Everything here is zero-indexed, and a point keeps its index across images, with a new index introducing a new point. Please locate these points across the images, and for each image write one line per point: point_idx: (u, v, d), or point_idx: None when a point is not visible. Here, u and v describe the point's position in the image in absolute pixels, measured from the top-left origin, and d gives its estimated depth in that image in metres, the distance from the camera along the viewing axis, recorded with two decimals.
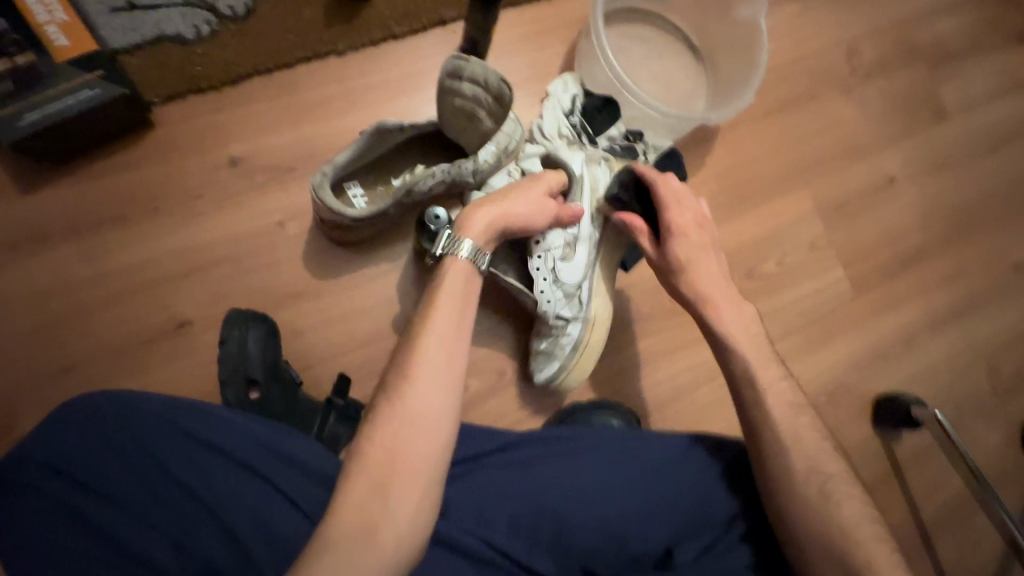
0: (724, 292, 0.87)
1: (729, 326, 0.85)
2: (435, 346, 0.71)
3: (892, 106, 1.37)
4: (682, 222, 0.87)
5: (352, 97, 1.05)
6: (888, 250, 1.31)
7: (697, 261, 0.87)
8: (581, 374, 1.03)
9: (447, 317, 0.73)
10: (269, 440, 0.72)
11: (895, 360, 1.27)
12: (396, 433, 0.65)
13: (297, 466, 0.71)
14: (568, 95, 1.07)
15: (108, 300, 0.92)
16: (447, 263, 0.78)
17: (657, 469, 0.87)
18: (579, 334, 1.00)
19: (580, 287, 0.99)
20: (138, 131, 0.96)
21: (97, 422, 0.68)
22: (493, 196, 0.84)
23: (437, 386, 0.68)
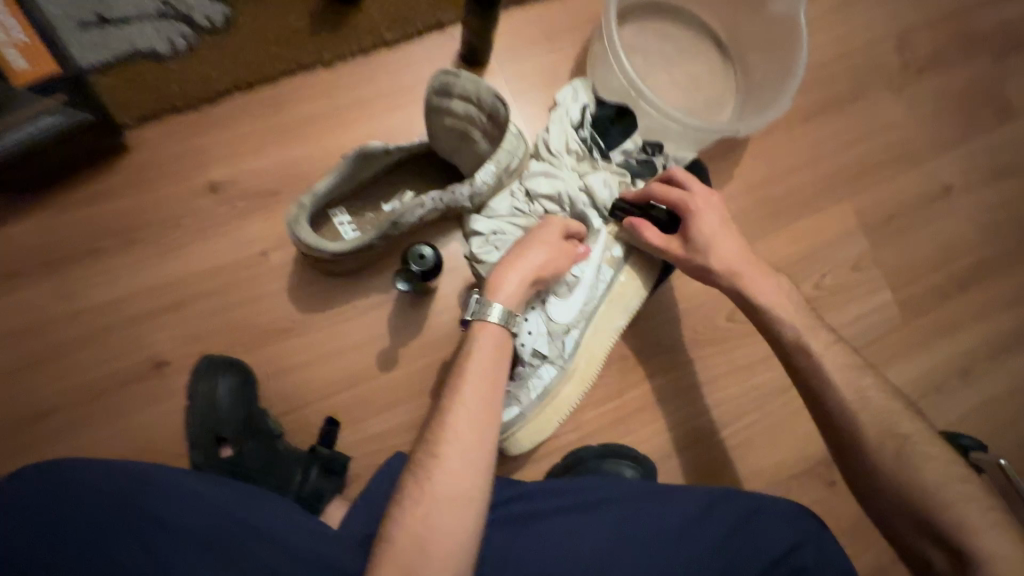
0: (752, 263, 0.83)
1: (769, 297, 0.80)
2: (467, 416, 0.66)
3: (948, 103, 1.21)
4: (694, 195, 0.84)
5: (340, 112, 0.96)
6: (943, 269, 1.16)
7: (720, 234, 0.83)
8: (530, 440, 0.92)
9: (478, 387, 0.68)
10: (233, 507, 0.68)
11: (951, 393, 1.12)
12: (439, 471, 0.63)
13: (261, 535, 0.67)
14: (577, 106, 0.98)
15: (82, 339, 0.86)
16: (476, 329, 0.72)
17: (679, 526, 0.77)
18: (549, 382, 0.90)
19: (569, 330, 0.90)
20: (111, 155, 0.89)
21: (50, 491, 0.65)
22: (524, 269, 0.75)
23: (476, 428, 0.66)
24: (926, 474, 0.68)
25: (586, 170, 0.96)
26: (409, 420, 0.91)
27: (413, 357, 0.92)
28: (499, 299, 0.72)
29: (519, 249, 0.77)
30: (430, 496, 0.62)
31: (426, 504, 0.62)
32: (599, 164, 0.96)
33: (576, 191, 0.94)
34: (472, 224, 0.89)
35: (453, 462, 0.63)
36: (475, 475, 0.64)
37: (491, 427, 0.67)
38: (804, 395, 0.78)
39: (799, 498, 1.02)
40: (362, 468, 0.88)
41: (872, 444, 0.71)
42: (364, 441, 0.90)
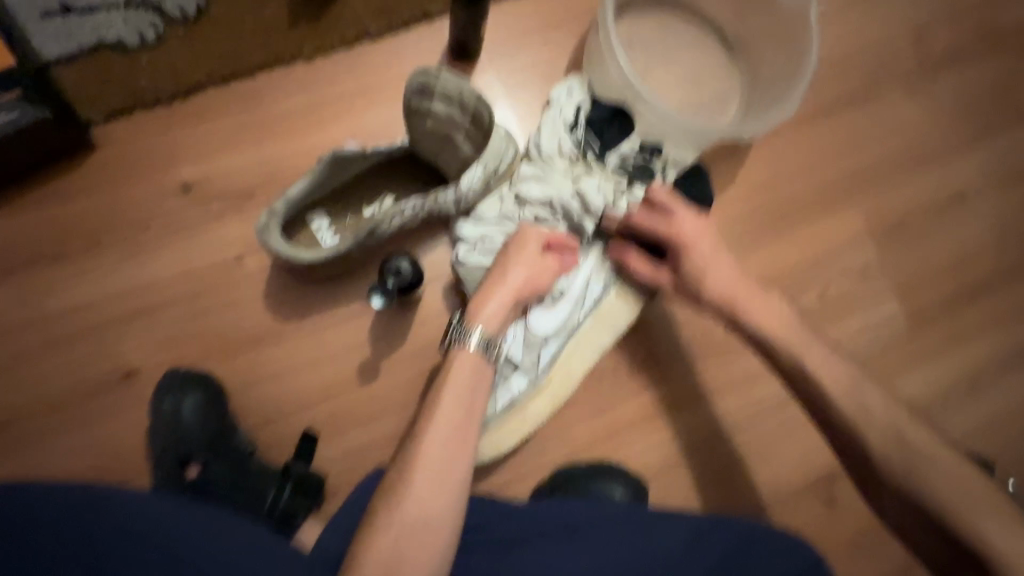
0: (746, 288, 0.79)
1: (764, 325, 0.77)
2: (439, 447, 0.63)
3: (965, 104, 1.15)
4: (686, 228, 0.80)
5: (321, 109, 0.90)
6: (954, 278, 1.10)
7: (710, 263, 0.79)
8: (493, 448, 0.87)
9: (453, 418, 0.65)
10: (199, 534, 0.64)
11: (959, 409, 1.07)
12: (409, 495, 0.60)
13: (226, 566, 0.62)
14: (570, 106, 0.93)
15: (47, 346, 0.82)
16: (453, 355, 0.70)
17: (667, 558, 0.73)
18: (519, 392, 0.87)
19: (547, 342, 0.88)
20: (79, 152, 0.85)
21: (7, 517, 0.62)
22: (504, 290, 0.74)
23: (456, 451, 0.63)
24: (936, 475, 0.61)
25: (581, 174, 0.91)
26: (390, 434, 0.87)
27: (395, 368, 0.88)
28: (480, 324, 0.72)
29: (498, 271, 0.76)
30: (399, 528, 0.58)
31: (389, 541, 0.57)
32: (594, 168, 0.91)
33: (569, 197, 0.89)
34: (460, 230, 0.88)
35: (422, 496, 0.60)
36: (444, 510, 0.60)
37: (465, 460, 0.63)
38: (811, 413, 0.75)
39: (795, 517, 0.98)
40: (339, 484, 0.85)
41: (874, 446, 0.66)
42: (342, 456, 0.86)
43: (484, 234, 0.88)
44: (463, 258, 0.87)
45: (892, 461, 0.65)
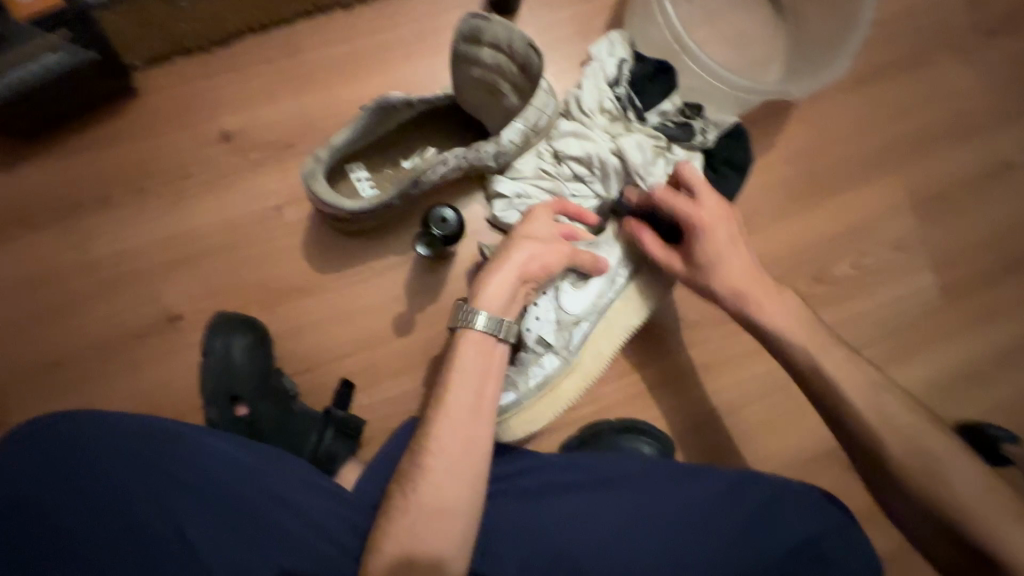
0: (761, 286, 0.76)
1: (773, 323, 0.75)
2: (452, 426, 0.65)
3: (1018, 71, 1.11)
4: (706, 214, 0.75)
5: (359, 60, 0.89)
6: (994, 250, 1.07)
7: (726, 255, 0.75)
8: (523, 427, 0.85)
9: (464, 399, 0.66)
10: (254, 472, 0.67)
11: (992, 384, 1.05)
12: (424, 474, 0.63)
13: (285, 501, 0.67)
14: (612, 61, 0.90)
15: (92, 290, 0.84)
16: (460, 335, 0.69)
17: (698, 510, 0.75)
18: (551, 373, 0.85)
19: (580, 322, 0.85)
20: (119, 97, 0.86)
21: (69, 454, 0.63)
22: (507, 267, 0.71)
23: (467, 429, 0.65)
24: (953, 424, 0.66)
25: (620, 131, 0.90)
26: (424, 386, 0.89)
27: (430, 321, 0.89)
28: (484, 304, 0.69)
29: (502, 250, 0.73)
30: (415, 512, 0.62)
31: (410, 519, 0.62)
32: (634, 126, 0.90)
33: (607, 154, 0.88)
34: (496, 186, 0.88)
35: (435, 478, 0.63)
36: (463, 490, 0.63)
37: (478, 440, 0.65)
38: (827, 421, 0.73)
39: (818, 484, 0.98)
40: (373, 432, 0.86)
41: (897, 459, 0.67)
42: (377, 406, 0.88)
43: (521, 190, 0.88)
44: (500, 214, 0.88)
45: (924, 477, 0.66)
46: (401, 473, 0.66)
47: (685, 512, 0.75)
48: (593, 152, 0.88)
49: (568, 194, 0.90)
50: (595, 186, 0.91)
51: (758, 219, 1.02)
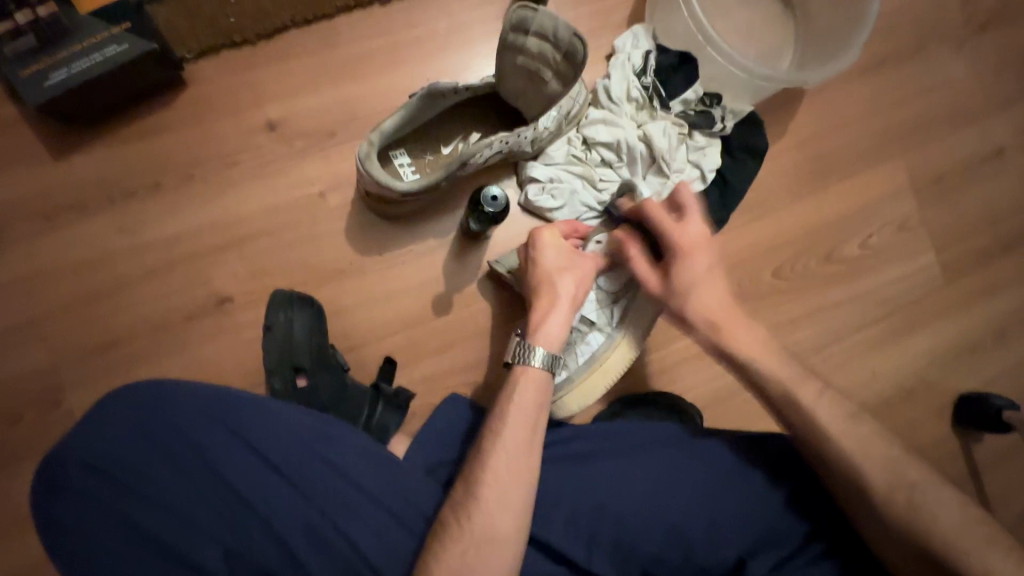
0: (733, 316, 0.75)
1: (744, 347, 0.72)
2: (519, 426, 0.67)
3: (1006, 63, 1.19)
4: (689, 240, 0.76)
5: (397, 53, 0.94)
6: (987, 231, 1.14)
7: (702, 280, 0.75)
8: (579, 402, 0.88)
9: (528, 401, 0.69)
10: (317, 442, 0.66)
11: (990, 355, 1.10)
12: (478, 502, 0.63)
13: (346, 473, 0.66)
14: (637, 53, 0.97)
15: (143, 273, 0.87)
16: (519, 370, 0.71)
17: (740, 473, 0.74)
18: (597, 348, 0.90)
19: (617, 299, 0.91)
20: (171, 88, 0.89)
21: (141, 414, 0.64)
22: (560, 305, 0.75)
23: (525, 453, 0.66)
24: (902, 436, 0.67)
25: (645, 119, 0.95)
26: (463, 364, 0.91)
27: (468, 301, 0.92)
28: (542, 342, 0.73)
29: (545, 289, 0.76)
30: (470, 539, 0.61)
31: (485, 508, 0.62)
32: (658, 114, 0.95)
33: (634, 140, 0.94)
34: (530, 170, 0.92)
35: (504, 476, 0.64)
36: (518, 519, 0.63)
37: (540, 447, 0.68)
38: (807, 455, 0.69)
39: None
40: (415, 409, 0.89)
41: (874, 480, 0.64)
42: (419, 381, 0.90)
43: (553, 175, 0.93)
44: (533, 198, 0.92)
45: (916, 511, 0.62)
46: (454, 500, 0.65)
47: (728, 474, 0.74)
48: (622, 139, 0.93)
49: (597, 179, 0.94)
50: (622, 171, 0.95)
51: (772, 201, 1.07)
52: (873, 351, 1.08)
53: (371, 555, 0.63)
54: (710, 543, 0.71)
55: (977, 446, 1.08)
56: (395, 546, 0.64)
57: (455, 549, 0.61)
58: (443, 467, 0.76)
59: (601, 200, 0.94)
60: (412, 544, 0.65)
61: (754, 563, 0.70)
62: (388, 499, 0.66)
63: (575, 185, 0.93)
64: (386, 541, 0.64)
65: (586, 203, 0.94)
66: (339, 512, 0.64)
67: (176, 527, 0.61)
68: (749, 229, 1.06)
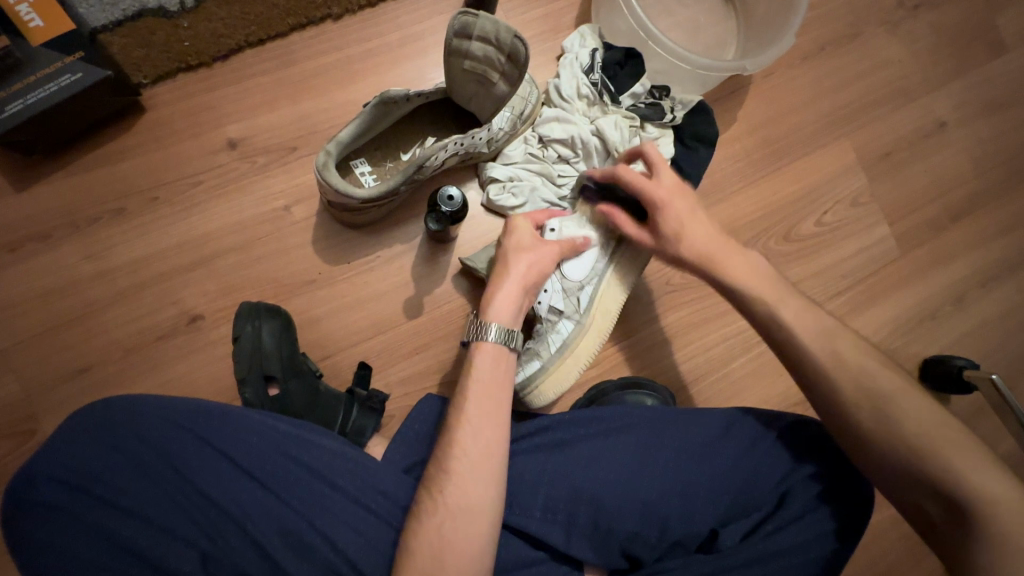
0: (721, 246, 0.77)
1: (728, 269, 0.75)
2: (480, 399, 0.69)
3: (942, 41, 1.24)
4: (665, 192, 0.77)
5: (353, 66, 0.96)
6: (936, 201, 1.18)
7: (686, 222, 0.77)
8: (554, 390, 0.91)
9: (486, 376, 0.71)
10: (292, 447, 0.67)
11: (950, 319, 1.14)
12: (447, 475, 0.64)
13: (321, 475, 0.67)
14: (585, 52, 1.00)
15: (113, 297, 0.88)
16: (475, 347, 0.73)
17: (710, 445, 0.76)
18: (568, 336, 0.92)
19: (583, 287, 0.93)
20: (128, 115, 0.92)
21: (114, 428, 0.65)
22: (510, 281, 0.77)
23: (487, 427, 0.67)
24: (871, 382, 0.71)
25: (597, 114, 0.99)
26: (437, 362, 0.92)
27: (438, 301, 0.94)
28: (495, 318, 0.74)
29: (499, 269, 0.79)
30: (442, 513, 0.63)
31: (455, 480, 0.64)
32: (609, 109, 0.98)
33: (588, 135, 0.96)
34: (490, 171, 0.95)
35: (467, 446, 0.66)
36: (485, 491, 0.64)
37: (505, 420, 0.69)
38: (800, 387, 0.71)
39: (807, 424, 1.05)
40: (393, 411, 0.90)
41: (844, 391, 0.67)
42: (396, 384, 0.91)
43: (513, 174, 0.95)
44: (494, 197, 0.95)
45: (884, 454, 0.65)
46: (427, 479, 0.66)
47: (699, 450, 0.76)
48: (576, 135, 0.96)
49: (557, 175, 0.98)
50: (579, 166, 0.98)
51: (729, 186, 1.11)
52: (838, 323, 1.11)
53: (351, 549, 0.64)
54: (686, 518, 0.73)
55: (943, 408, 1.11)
56: (372, 540, 0.65)
57: (428, 526, 0.62)
58: (419, 465, 0.77)
59: (562, 195, 0.98)
60: (393, 538, 0.66)
61: (726, 532, 0.72)
62: (364, 496, 0.67)
63: (535, 182, 0.96)
64: (366, 537, 0.65)
65: (546, 198, 0.96)
66: (315, 509, 0.65)
67: (155, 537, 0.61)
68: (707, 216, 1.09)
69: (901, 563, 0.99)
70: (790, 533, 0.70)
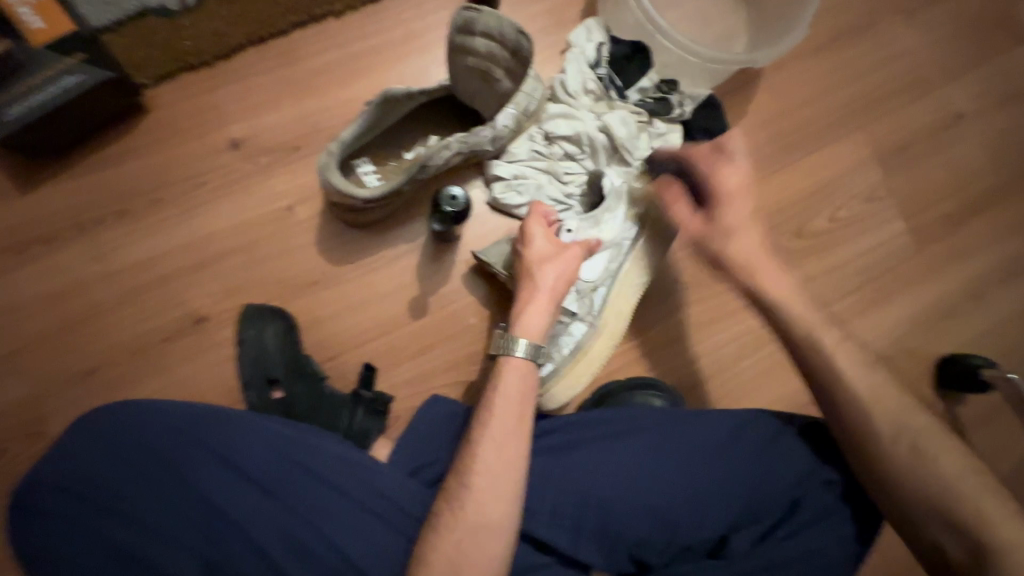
0: (764, 259, 0.77)
1: (771, 291, 0.75)
2: (504, 414, 0.68)
3: (960, 31, 1.21)
4: (734, 186, 0.78)
5: (356, 64, 0.95)
6: (954, 195, 1.15)
7: (743, 225, 0.78)
8: (566, 393, 0.90)
9: (513, 390, 0.71)
10: (296, 453, 0.67)
11: (968, 316, 1.11)
12: (470, 490, 0.64)
13: (325, 481, 0.66)
14: (590, 46, 0.98)
15: (117, 298, 0.88)
16: (503, 362, 0.73)
17: (719, 449, 0.74)
18: (581, 338, 0.90)
19: (597, 288, 0.92)
20: (131, 116, 0.91)
21: (117, 433, 0.65)
22: (538, 297, 0.77)
23: (512, 444, 0.66)
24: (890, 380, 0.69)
25: (604, 110, 0.96)
26: (443, 363, 0.91)
27: (443, 301, 0.92)
28: (525, 334, 0.74)
29: (527, 280, 0.78)
30: (464, 526, 0.62)
31: (477, 494, 0.63)
32: (616, 104, 0.96)
33: (594, 131, 0.94)
34: (494, 170, 0.94)
35: (493, 461, 0.65)
36: (507, 506, 0.64)
37: (527, 433, 0.68)
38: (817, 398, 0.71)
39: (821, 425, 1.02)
40: (398, 413, 0.89)
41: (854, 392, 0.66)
42: (401, 385, 0.90)
43: (519, 172, 0.94)
44: (500, 196, 0.94)
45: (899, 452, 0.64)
46: (446, 489, 0.66)
47: (708, 453, 0.74)
48: (582, 133, 0.94)
49: (562, 172, 0.96)
50: (586, 163, 0.96)
51: None
52: (852, 321, 1.08)
53: (357, 556, 0.64)
54: (696, 523, 0.72)
55: (961, 409, 1.07)
56: (380, 548, 0.65)
57: (448, 539, 0.61)
58: (427, 468, 0.75)
59: (568, 192, 0.96)
60: (400, 544, 0.65)
61: (738, 538, 0.70)
62: (369, 501, 0.66)
63: (540, 180, 0.95)
64: (372, 544, 0.64)
65: (552, 197, 0.95)
66: (322, 515, 0.64)
67: (160, 542, 0.61)
68: None
69: (916, 567, 0.97)
70: (805, 539, 0.69)
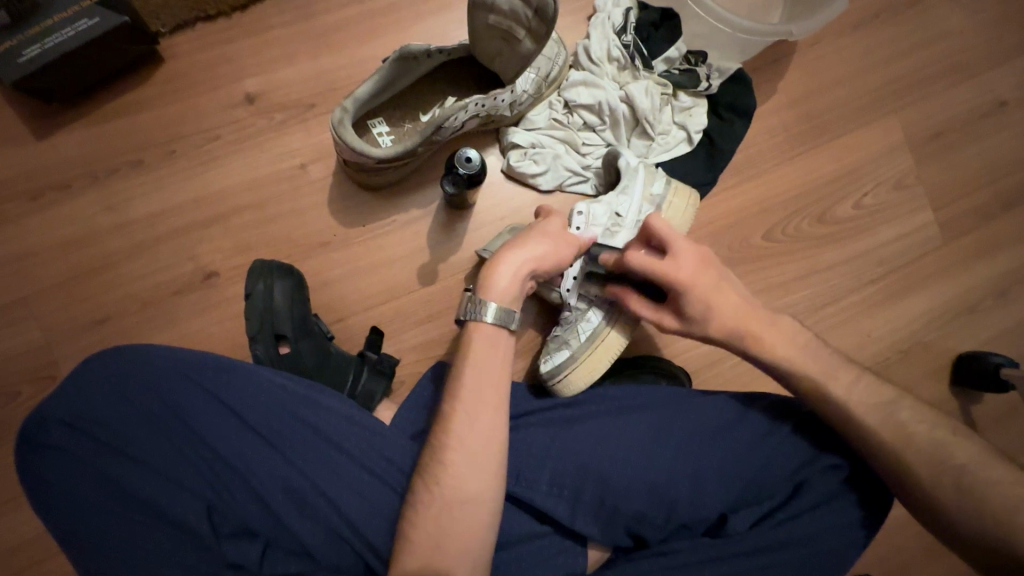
0: (751, 319, 0.71)
1: (770, 350, 0.71)
2: (478, 389, 0.65)
3: (1009, 15, 1.14)
4: (690, 273, 0.69)
5: (374, 21, 0.93)
6: (987, 187, 1.10)
7: (715, 298, 0.70)
8: (586, 378, 0.87)
9: (485, 364, 0.67)
10: (293, 408, 0.67)
11: (991, 313, 1.07)
12: (445, 467, 0.62)
13: (322, 436, 0.66)
14: (618, 11, 0.95)
15: (130, 250, 0.88)
16: (473, 326, 0.69)
17: (721, 428, 0.73)
18: (598, 323, 0.87)
19: None
20: (145, 65, 0.90)
21: (126, 376, 0.65)
22: (518, 256, 0.69)
23: (486, 419, 0.64)
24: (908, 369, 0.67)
25: (628, 80, 0.93)
26: (450, 332, 0.90)
27: (454, 270, 0.91)
28: (491, 293, 0.68)
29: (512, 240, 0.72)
30: (441, 505, 0.61)
31: (454, 471, 0.62)
32: (641, 73, 0.93)
33: (616, 101, 0.91)
34: (512, 137, 0.92)
35: (468, 439, 0.63)
36: (485, 482, 0.62)
37: (505, 409, 0.66)
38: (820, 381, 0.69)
39: None
40: (402, 378, 0.89)
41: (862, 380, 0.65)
42: (407, 350, 0.90)
43: (536, 141, 0.92)
44: (515, 164, 0.91)
45: (902, 448, 0.63)
46: (420, 467, 0.64)
47: (710, 433, 0.73)
48: (604, 102, 0.91)
49: (581, 143, 0.93)
50: (605, 134, 0.94)
51: (763, 161, 1.05)
52: (869, 313, 1.05)
53: (353, 510, 0.64)
54: (695, 501, 0.71)
55: (976, 407, 1.05)
56: (374, 505, 0.65)
57: (429, 515, 0.61)
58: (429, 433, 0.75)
59: (586, 164, 0.93)
60: (394, 501, 0.66)
61: (736, 518, 0.69)
62: (365, 459, 0.66)
63: (557, 150, 0.92)
64: (367, 500, 0.65)
65: (568, 167, 0.92)
66: (319, 470, 0.65)
67: (163, 484, 0.62)
68: (736, 193, 1.04)
69: (913, 561, 0.96)
70: (805, 523, 0.68)
